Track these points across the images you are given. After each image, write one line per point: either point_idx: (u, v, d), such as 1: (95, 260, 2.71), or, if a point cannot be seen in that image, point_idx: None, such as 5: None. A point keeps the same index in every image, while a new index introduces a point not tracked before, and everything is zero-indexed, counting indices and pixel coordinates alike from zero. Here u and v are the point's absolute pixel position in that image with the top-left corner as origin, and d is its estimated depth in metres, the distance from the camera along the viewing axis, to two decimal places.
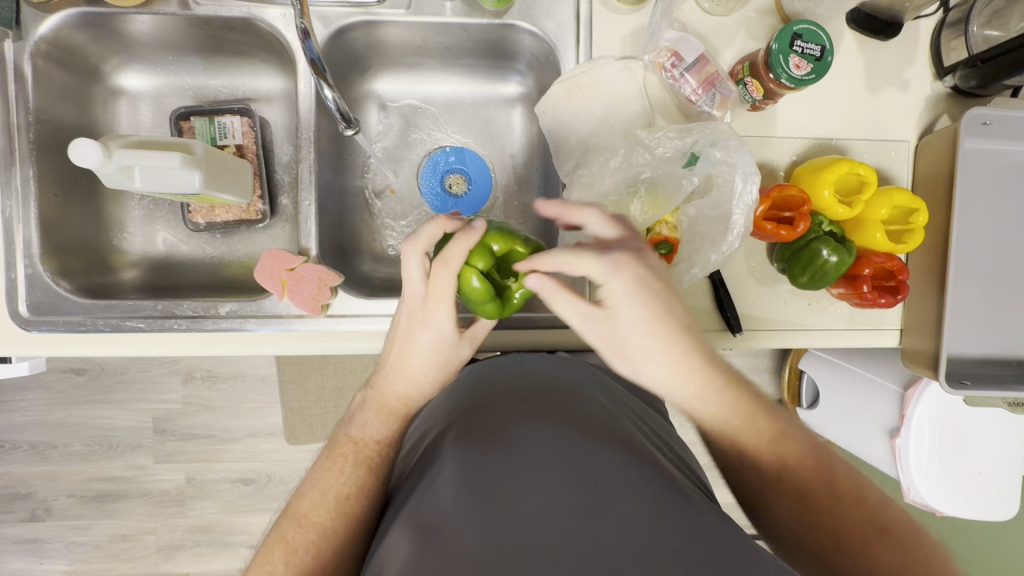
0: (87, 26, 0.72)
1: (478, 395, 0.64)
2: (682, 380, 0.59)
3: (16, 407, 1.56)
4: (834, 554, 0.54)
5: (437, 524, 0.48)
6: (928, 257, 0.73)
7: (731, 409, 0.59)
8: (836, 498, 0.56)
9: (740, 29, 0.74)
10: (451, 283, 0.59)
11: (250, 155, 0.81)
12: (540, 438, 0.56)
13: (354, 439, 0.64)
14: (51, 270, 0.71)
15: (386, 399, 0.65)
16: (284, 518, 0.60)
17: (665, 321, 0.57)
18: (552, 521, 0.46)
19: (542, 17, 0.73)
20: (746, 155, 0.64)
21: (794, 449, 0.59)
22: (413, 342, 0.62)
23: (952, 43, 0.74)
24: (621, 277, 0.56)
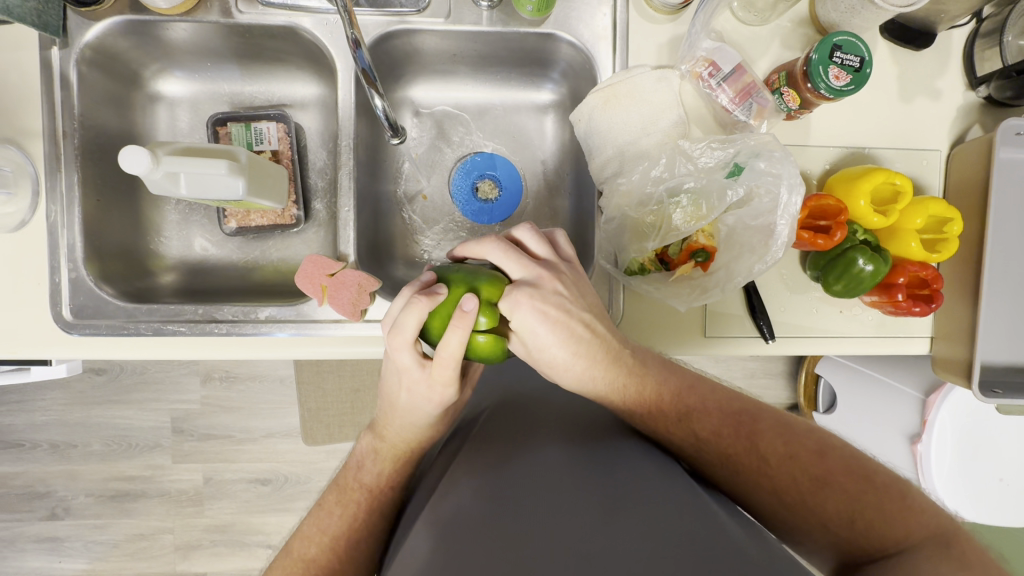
0: (130, 34, 0.73)
1: (494, 418, 0.67)
2: (589, 381, 0.61)
3: (36, 407, 1.57)
4: (783, 512, 0.55)
5: (452, 521, 0.51)
6: (962, 266, 0.74)
7: (639, 402, 0.61)
8: (765, 460, 0.56)
9: (774, 39, 0.74)
10: (455, 368, 0.57)
11: (286, 161, 0.82)
12: (548, 448, 0.58)
13: (362, 483, 0.65)
14: (94, 275, 0.72)
15: (394, 449, 0.65)
16: (284, 557, 0.61)
17: (563, 335, 0.59)
18: (571, 520, 0.48)
19: (579, 26, 0.73)
20: (792, 167, 0.65)
21: (707, 420, 0.60)
22: (418, 411, 0.61)
23: (986, 53, 0.75)
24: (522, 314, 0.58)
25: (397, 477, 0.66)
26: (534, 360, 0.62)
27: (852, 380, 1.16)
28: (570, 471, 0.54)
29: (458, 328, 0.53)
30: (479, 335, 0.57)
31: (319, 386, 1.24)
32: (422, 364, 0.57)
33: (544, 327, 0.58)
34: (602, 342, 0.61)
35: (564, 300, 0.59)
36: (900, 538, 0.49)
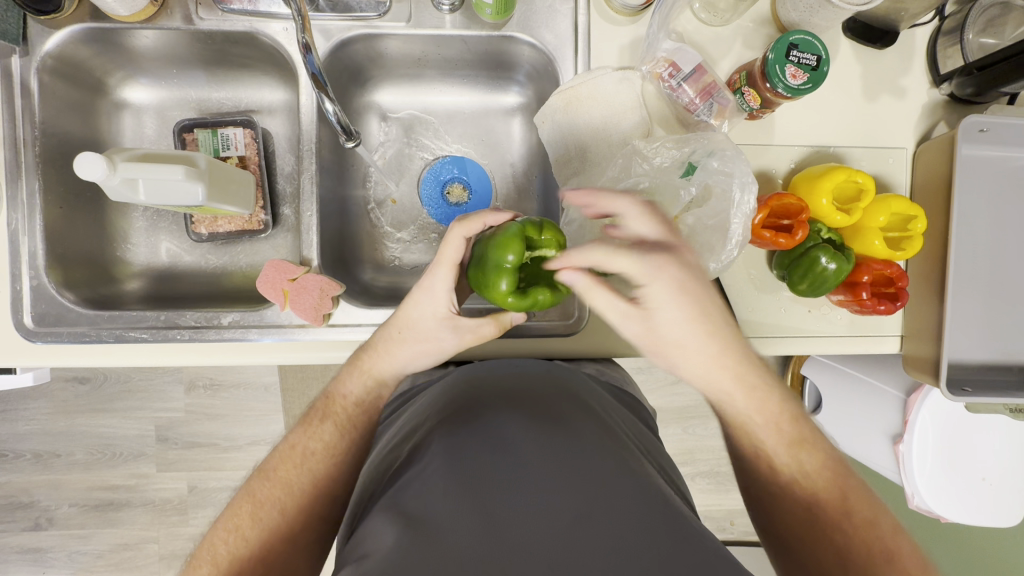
0: (92, 42, 0.73)
1: (465, 395, 0.64)
2: (711, 376, 0.59)
3: (19, 416, 1.56)
4: (800, 529, 0.57)
5: (422, 518, 0.50)
6: (927, 264, 0.74)
7: (756, 408, 0.60)
8: (842, 515, 0.56)
9: (736, 39, 0.75)
10: (456, 246, 0.61)
11: (252, 166, 0.82)
12: (530, 441, 0.56)
13: (327, 397, 0.66)
14: (56, 282, 0.71)
15: (367, 359, 0.66)
16: (255, 475, 0.61)
17: (698, 314, 0.57)
18: (542, 528, 0.48)
19: (541, 29, 0.74)
20: (744, 166, 0.64)
21: (813, 458, 0.59)
22: (411, 296, 0.64)
23: (947, 51, 0.75)
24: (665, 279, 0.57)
25: (368, 393, 0.66)
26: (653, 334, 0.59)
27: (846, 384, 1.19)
28: (547, 469, 0.53)
29: (486, 212, 0.62)
30: (508, 253, 0.64)
31: (301, 392, 1.24)
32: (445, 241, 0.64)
33: (683, 303, 0.57)
34: (724, 335, 0.58)
35: (698, 283, 0.58)
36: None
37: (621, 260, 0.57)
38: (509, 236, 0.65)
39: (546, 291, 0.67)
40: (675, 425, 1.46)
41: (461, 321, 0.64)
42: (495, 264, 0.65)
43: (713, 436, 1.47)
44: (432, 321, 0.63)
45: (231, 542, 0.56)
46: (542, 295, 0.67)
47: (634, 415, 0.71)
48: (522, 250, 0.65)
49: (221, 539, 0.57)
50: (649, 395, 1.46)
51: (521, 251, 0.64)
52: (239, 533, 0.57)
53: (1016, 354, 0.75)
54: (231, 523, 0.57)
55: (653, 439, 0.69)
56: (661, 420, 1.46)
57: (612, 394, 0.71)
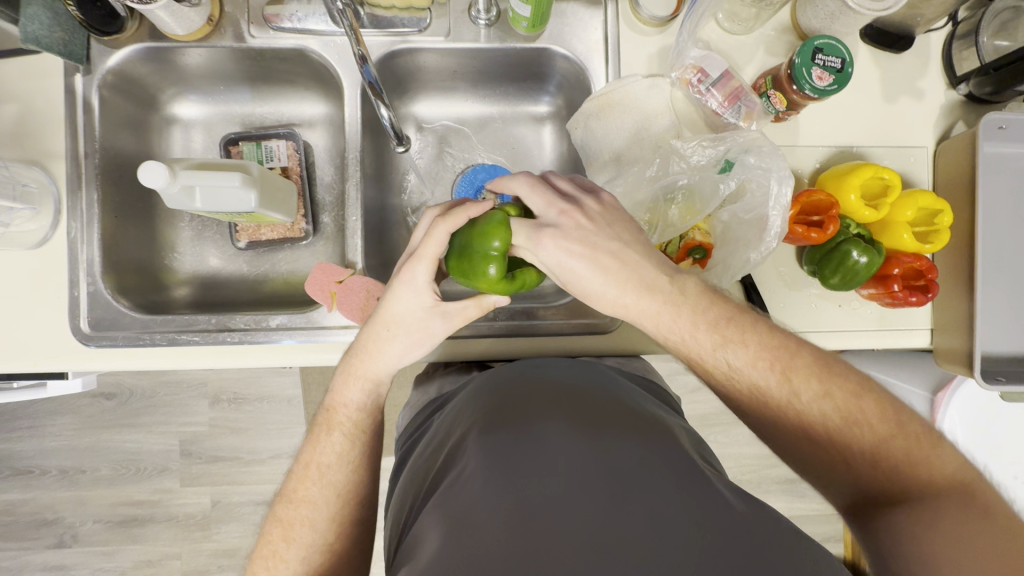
0: (149, 60, 0.77)
1: (494, 393, 0.65)
2: (654, 319, 0.59)
3: (46, 432, 1.58)
4: (803, 441, 0.55)
5: (467, 515, 0.51)
6: (954, 258, 0.76)
7: (695, 322, 0.58)
8: (793, 401, 0.55)
9: (759, 46, 0.78)
10: (439, 237, 0.60)
11: (294, 177, 0.85)
12: (562, 429, 0.56)
13: (328, 408, 0.66)
14: (111, 288, 0.74)
15: (355, 363, 0.65)
16: (279, 500, 0.62)
17: (605, 260, 0.59)
18: (580, 509, 0.49)
19: (572, 40, 0.77)
20: (780, 160, 0.67)
21: (793, 367, 0.56)
22: (391, 293, 0.63)
23: (963, 53, 0.77)
24: (551, 245, 0.59)
25: (366, 394, 0.66)
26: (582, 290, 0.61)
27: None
28: (577, 452, 0.53)
29: (468, 203, 0.60)
30: (495, 241, 0.60)
31: None
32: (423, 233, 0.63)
33: (581, 255, 0.59)
34: (637, 266, 0.59)
35: (595, 231, 0.59)
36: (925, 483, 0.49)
37: (523, 238, 0.61)
38: (491, 221, 0.60)
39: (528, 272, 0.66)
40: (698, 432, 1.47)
41: (446, 308, 0.64)
42: (480, 254, 0.61)
43: (736, 443, 1.47)
44: (419, 313, 0.63)
45: (271, 567, 0.59)
46: (528, 275, 0.66)
47: (660, 401, 0.71)
48: (507, 236, 0.61)
49: (262, 566, 0.59)
50: None
51: (509, 237, 0.60)
52: (275, 556, 0.59)
53: None
54: (268, 549, 0.59)
55: (687, 424, 0.68)
56: None
57: (634, 383, 0.71)
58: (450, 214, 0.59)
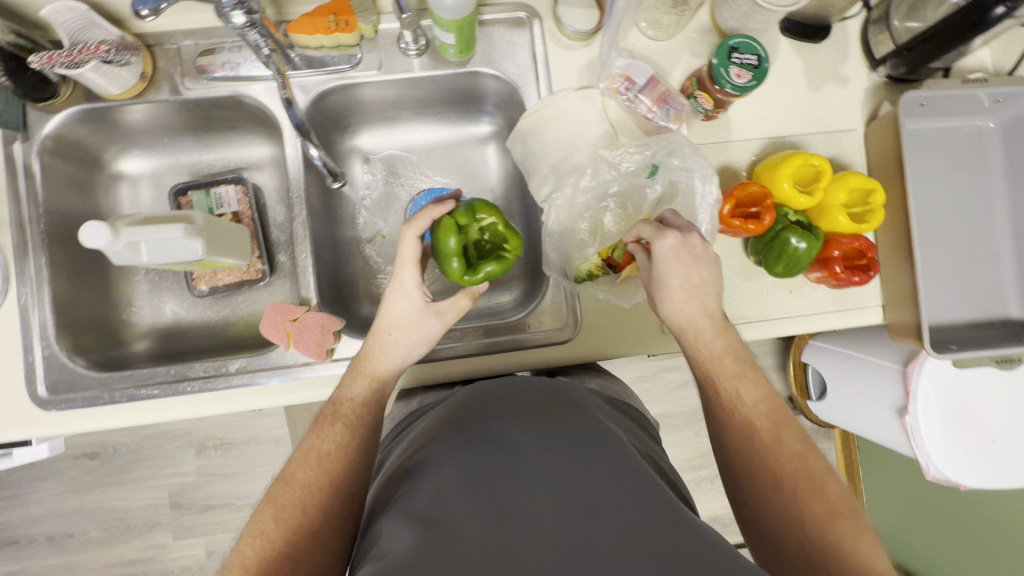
0: (88, 121, 0.78)
1: (474, 405, 0.64)
2: (690, 329, 0.66)
3: (30, 500, 1.55)
4: (766, 488, 0.59)
5: (440, 522, 0.50)
6: (893, 234, 0.77)
7: (721, 351, 0.66)
8: (777, 447, 0.61)
9: (683, 49, 0.81)
10: (418, 248, 0.67)
11: (246, 220, 0.86)
12: (544, 448, 0.56)
13: (339, 398, 0.65)
14: (66, 349, 0.74)
15: (365, 362, 0.67)
16: (276, 484, 0.60)
17: (694, 271, 0.65)
18: (550, 524, 0.49)
19: (502, 62, 0.80)
20: (701, 161, 0.70)
21: (781, 428, 0.62)
22: (387, 300, 0.67)
23: (879, 36, 0.80)
24: (668, 242, 0.64)
25: (372, 391, 0.66)
26: (660, 286, 0.66)
27: (849, 364, 1.22)
28: (552, 465, 0.54)
29: (427, 209, 0.67)
30: (450, 239, 0.72)
31: None
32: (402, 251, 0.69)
33: (683, 264, 0.65)
34: (702, 290, 0.65)
35: (705, 256, 0.66)
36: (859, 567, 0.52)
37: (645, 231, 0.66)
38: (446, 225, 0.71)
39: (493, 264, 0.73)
40: (686, 429, 1.47)
41: (439, 305, 0.68)
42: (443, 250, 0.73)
43: None
44: (413, 315, 0.67)
45: (258, 547, 0.55)
46: (492, 269, 0.74)
47: (632, 421, 0.73)
48: (461, 237, 0.72)
49: (248, 547, 0.56)
50: (658, 401, 1.47)
51: (458, 239, 0.71)
52: (264, 537, 0.55)
53: (990, 309, 0.79)
54: (257, 529, 0.56)
55: (658, 450, 0.70)
56: (673, 425, 1.47)
57: (611, 406, 0.72)
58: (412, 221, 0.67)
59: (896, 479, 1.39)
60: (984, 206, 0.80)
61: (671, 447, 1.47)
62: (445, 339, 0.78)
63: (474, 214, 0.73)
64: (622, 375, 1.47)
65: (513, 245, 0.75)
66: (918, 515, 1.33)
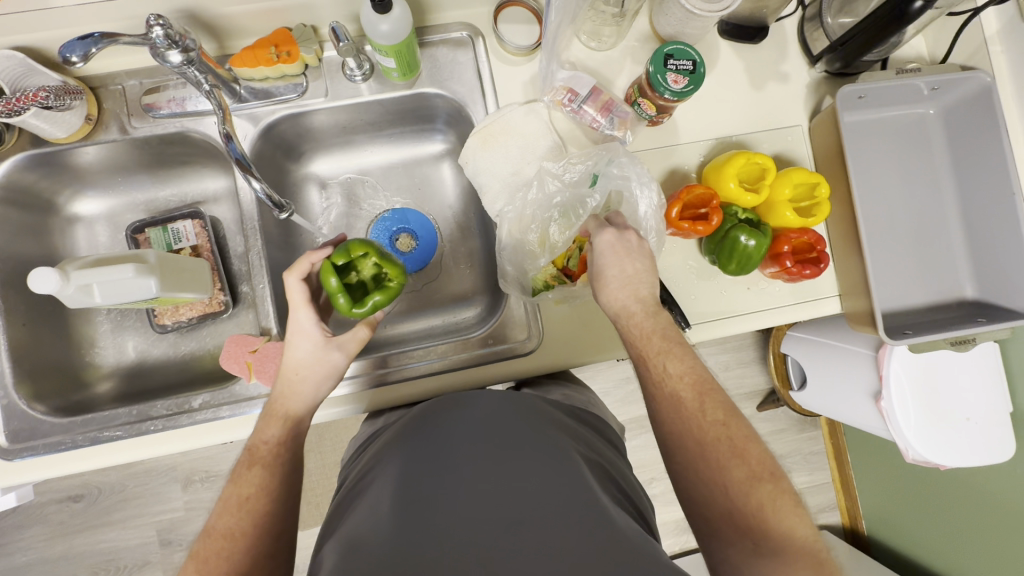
0: (36, 166, 0.77)
1: (419, 429, 0.67)
2: (625, 311, 0.65)
3: (15, 547, 1.53)
4: (693, 460, 0.56)
5: (367, 535, 0.53)
6: (842, 225, 0.79)
7: (655, 327, 0.63)
8: (701, 416, 0.58)
9: (626, 58, 0.82)
10: (303, 287, 0.66)
11: (206, 254, 0.86)
12: (477, 466, 0.59)
13: (251, 444, 0.61)
14: (26, 396, 0.74)
15: (276, 404, 0.64)
16: (196, 539, 0.56)
17: (630, 266, 0.66)
18: (476, 535, 0.51)
19: (449, 81, 0.81)
20: (637, 168, 0.72)
21: (702, 397, 0.59)
22: (289, 343, 0.65)
23: (815, 33, 0.82)
24: (603, 238, 0.67)
25: (287, 432, 0.63)
26: (598, 279, 0.67)
27: (823, 353, 1.23)
28: (486, 482, 0.57)
29: (307, 251, 0.67)
30: (331, 278, 0.68)
31: None
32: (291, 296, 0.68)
33: (618, 258, 0.66)
34: (637, 278, 0.65)
35: (642, 251, 0.67)
36: (781, 538, 0.50)
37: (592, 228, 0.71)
38: (322, 265, 0.68)
39: (380, 294, 0.72)
40: None
41: (341, 338, 0.66)
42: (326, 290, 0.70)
43: None
44: (315, 352, 0.64)
45: None
46: (380, 300, 0.73)
47: (592, 431, 0.74)
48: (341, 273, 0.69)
49: None
50: (641, 403, 1.48)
51: (338, 276, 0.68)
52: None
53: (943, 291, 0.81)
54: None
55: (616, 458, 0.72)
56: None
57: (571, 416, 0.73)
58: (292, 266, 0.66)
59: (882, 463, 1.40)
60: (930, 191, 0.82)
61: None
62: (412, 358, 0.78)
63: (351, 252, 0.70)
64: (604, 379, 1.48)
65: (395, 275, 0.74)
66: (907, 497, 1.34)
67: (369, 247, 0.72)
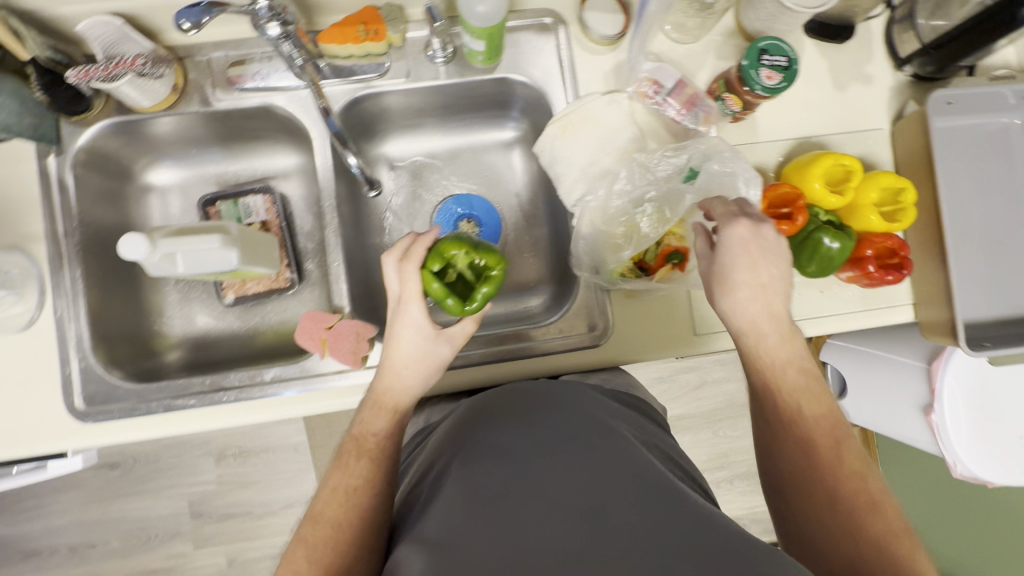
0: (119, 133, 0.78)
1: (473, 418, 0.66)
2: (756, 322, 0.64)
3: (52, 510, 1.56)
4: (818, 502, 0.58)
5: (446, 542, 0.51)
6: (922, 232, 0.78)
7: (789, 358, 0.64)
8: (838, 465, 0.58)
9: (709, 51, 0.81)
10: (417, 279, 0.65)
11: (275, 229, 0.86)
12: (542, 454, 0.57)
13: (356, 436, 0.64)
14: (102, 361, 0.74)
15: (383, 397, 0.66)
16: (304, 521, 0.59)
17: (763, 272, 0.63)
18: (556, 524, 0.49)
19: (529, 67, 0.80)
20: (742, 163, 0.71)
21: (832, 438, 0.60)
22: (396, 335, 0.65)
23: (904, 36, 0.81)
24: (736, 229, 0.63)
25: (393, 424, 0.65)
26: (722, 281, 0.64)
27: (871, 363, 1.21)
28: (548, 469, 0.55)
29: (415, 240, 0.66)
30: (432, 284, 0.69)
31: None
32: (395, 283, 0.67)
33: (751, 259, 0.63)
34: (773, 291, 0.64)
35: (777, 251, 0.64)
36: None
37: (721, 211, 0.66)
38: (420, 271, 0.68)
39: (483, 288, 0.71)
40: (706, 429, 1.47)
41: (449, 330, 0.67)
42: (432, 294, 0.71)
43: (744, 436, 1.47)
44: (425, 343, 0.66)
45: None
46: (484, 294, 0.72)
47: (641, 413, 0.72)
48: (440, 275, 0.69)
49: None
50: (677, 402, 1.47)
51: (436, 282, 0.68)
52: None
53: None
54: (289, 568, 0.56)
55: (672, 442, 0.71)
56: (692, 425, 1.47)
57: (616, 401, 0.72)
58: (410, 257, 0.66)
59: (921, 478, 1.38)
60: (1014, 202, 0.80)
61: (692, 448, 1.47)
62: (479, 345, 0.78)
63: (445, 253, 0.69)
64: (640, 376, 1.48)
65: (494, 265, 0.73)
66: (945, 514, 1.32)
67: (461, 245, 0.70)
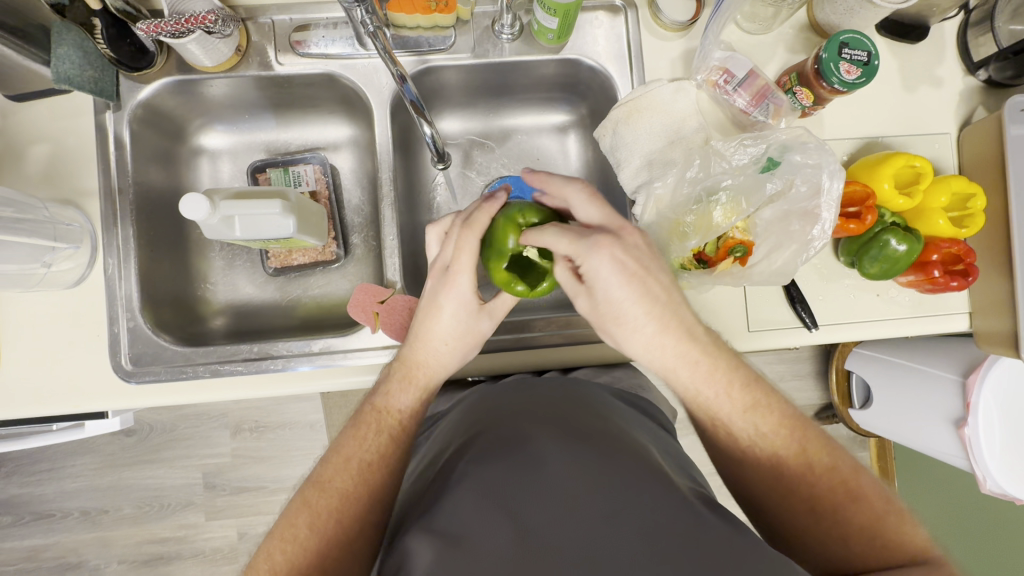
0: (177, 93, 0.77)
1: (484, 410, 0.63)
2: (659, 353, 0.60)
3: (66, 474, 1.55)
4: (808, 519, 0.56)
5: (460, 535, 0.48)
6: (988, 240, 0.76)
7: (707, 380, 0.61)
8: (812, 473, 0.58)
9: (778, 44, 0.80)
10: (469, 256, 0.61)
11: (323, 201, 0.85)
12: (557, 449, 0.54)
13: (377, 408, 0.64)
14: (150, 323, 0.73)
15: (413, 370, 0.66)
16: (308, 483, 0.58)
17: (640, 300, 0.58)
18: (574, 526, 0.47)
19: (596, 49, 0.79)
20: (829, 155, 0.69)
21: (792, 443, 0.59)
22: (438, 310, 0.64)
23: (980, 39, 0.79)
24: (598, 258, 0.56)
25: (418, 403, 0.65)
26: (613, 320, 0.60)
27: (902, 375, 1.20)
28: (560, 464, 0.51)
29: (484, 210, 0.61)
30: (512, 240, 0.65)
31: None
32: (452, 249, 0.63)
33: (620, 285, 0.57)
34: (626, 317, 0.59)
35: (648, 265, 0.58)
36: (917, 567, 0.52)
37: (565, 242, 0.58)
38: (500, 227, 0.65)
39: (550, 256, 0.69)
40: None
41: (491, 305, 0.66)
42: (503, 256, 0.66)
43: None
44: (468, 319, 0.64)
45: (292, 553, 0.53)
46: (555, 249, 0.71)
47: (642, 414, 0.68)
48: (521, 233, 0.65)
49: (277, 549, 0.54)
50: None
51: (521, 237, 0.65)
52: (296, 543, 0.54)
53: None
54: (289, 532, 0.55)
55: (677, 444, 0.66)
56: None
57: (623, 399, 0.68)
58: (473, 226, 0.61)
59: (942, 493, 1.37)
60: None
61: None
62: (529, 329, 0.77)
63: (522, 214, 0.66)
64: None
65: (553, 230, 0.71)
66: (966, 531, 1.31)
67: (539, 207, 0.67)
